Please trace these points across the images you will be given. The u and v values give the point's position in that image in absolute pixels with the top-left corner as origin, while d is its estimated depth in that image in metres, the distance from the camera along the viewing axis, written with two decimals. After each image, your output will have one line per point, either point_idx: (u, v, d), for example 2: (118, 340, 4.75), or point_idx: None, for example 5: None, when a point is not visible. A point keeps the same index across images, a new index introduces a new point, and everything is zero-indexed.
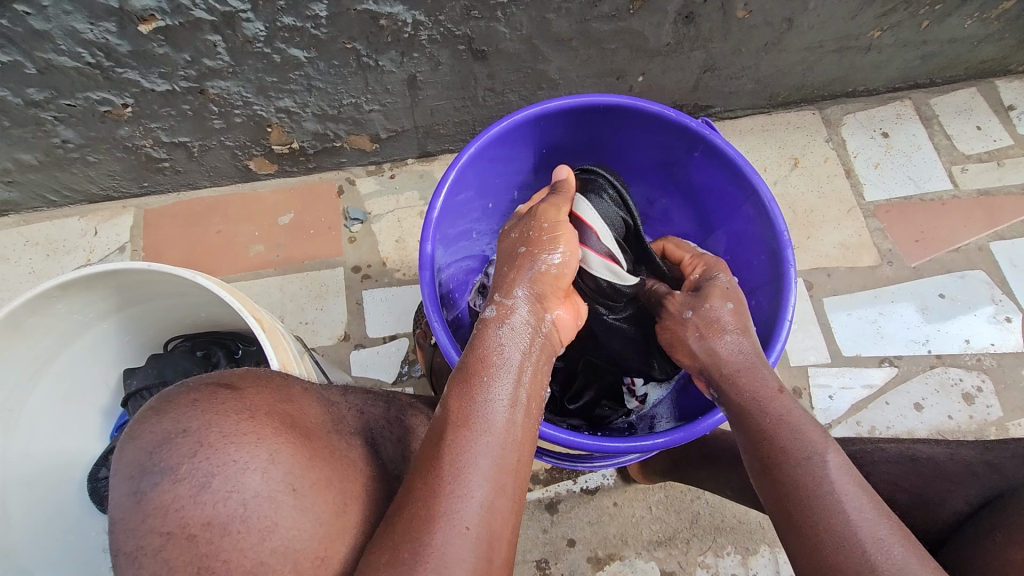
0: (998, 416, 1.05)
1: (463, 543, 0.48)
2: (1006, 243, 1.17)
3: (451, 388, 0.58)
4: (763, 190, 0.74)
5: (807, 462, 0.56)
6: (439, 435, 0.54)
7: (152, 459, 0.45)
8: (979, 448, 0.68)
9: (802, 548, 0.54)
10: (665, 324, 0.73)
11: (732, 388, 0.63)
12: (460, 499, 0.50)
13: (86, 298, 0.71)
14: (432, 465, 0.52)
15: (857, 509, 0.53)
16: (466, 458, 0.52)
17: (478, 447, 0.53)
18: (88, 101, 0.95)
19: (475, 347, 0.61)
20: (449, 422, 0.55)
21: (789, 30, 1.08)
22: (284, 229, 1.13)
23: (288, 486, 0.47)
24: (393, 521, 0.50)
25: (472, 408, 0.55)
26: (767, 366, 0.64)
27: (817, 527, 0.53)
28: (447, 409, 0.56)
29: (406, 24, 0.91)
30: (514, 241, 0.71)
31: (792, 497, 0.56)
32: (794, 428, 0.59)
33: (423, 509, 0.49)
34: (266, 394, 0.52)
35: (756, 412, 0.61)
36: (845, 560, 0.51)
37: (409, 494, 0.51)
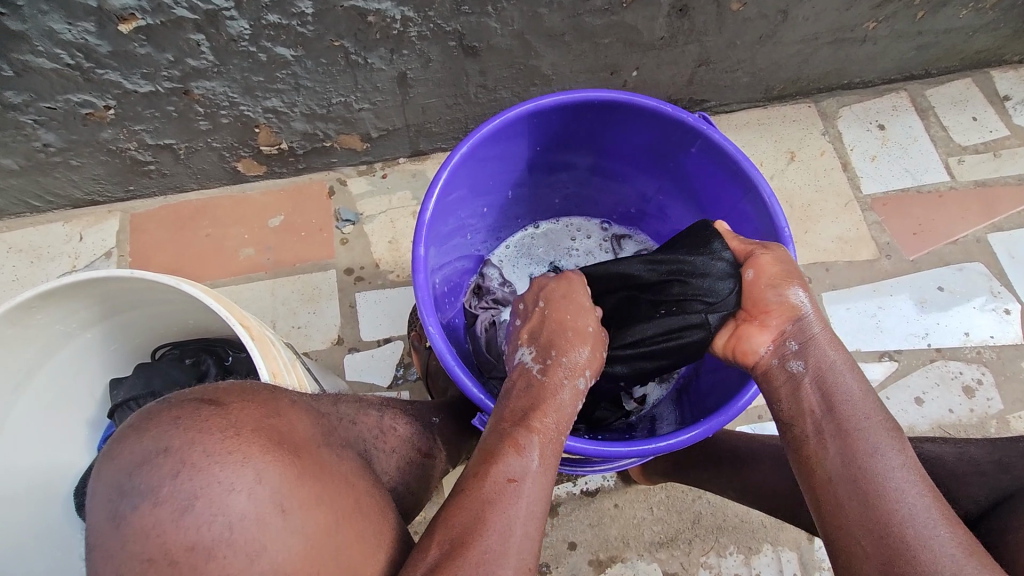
0: (999, 409, 1.05)
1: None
2: (1004, 235, 1.16)
3: (528, 422, 0.58)
4: (762, 185, 0.73)
5: (885, 436, 0.57)
6: (512, 470, 0.56)
7: (131, 481, 0.43)
8: (986, 445, 0.67)
9: (860, 520, 0.54)
10: (778, 261, 0.65)
11: (819, 360, 0.62)
12: (529, 540, 0.53)
13: (68, 307, 0.69)
14: (505, 500, 0.54)
15: (926, 490, 0.55)
16: (534, 500, 0.55)
17: (545, 491, 0.56)
18: (69, 103, 0.92)
19: (546, 388, 0.62)
20: (521, 456, 0.56)
21: (784, 23, 1.07)
22: (275, 231, 1.11)
23: (276, 506, 0.45)
24: (460, 549, 0.51)
25: (544, 450, 0.58)
26: (841, 346, 0.64)
27: (889, 495, 0.54)
28: (523, 449, 0.57)
29: (395, 21, 0.89)
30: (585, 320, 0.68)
31: (867, 466, 0.56)
32: (868, 406, 0.59)
33: (496, 546, 0.52)
34: (252, 408, 0.50)
35: (842, 386, 0.61)
36: (914, 532, 0.52)
37: (477, 527, 0.52)
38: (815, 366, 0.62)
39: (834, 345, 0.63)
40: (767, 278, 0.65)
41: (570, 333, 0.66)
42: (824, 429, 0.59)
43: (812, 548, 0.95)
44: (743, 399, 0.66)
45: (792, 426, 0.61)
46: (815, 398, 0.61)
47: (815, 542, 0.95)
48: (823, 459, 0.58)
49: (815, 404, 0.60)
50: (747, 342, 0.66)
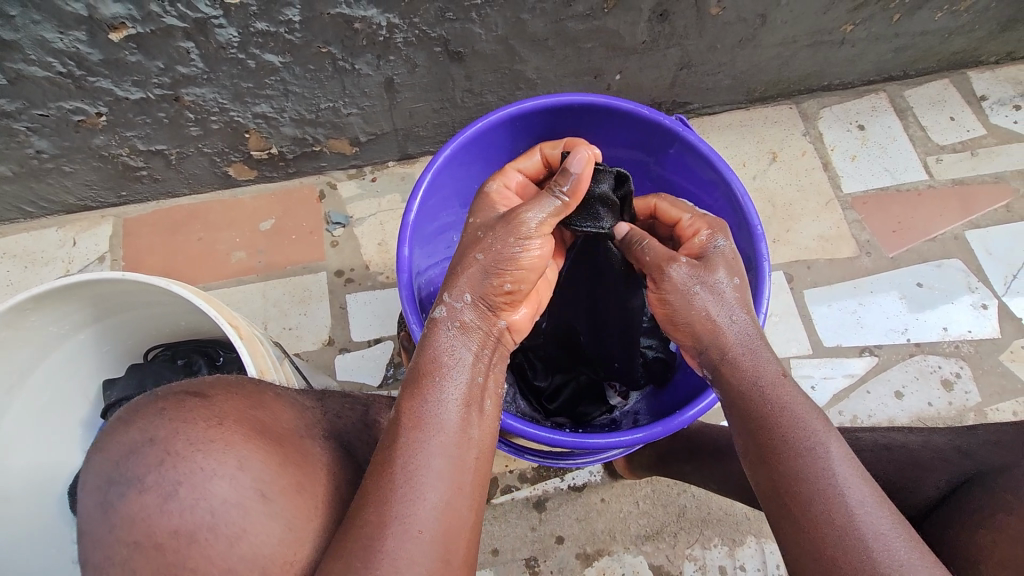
0: (977, 401, 1.07)
1: (420, 546, 0.48)
2: (981, 232, 1.19)
3: (404, 384, 0.57)
4: (736, 186, 0.75)
5: (811, 452, 0.56)
6: (390, 438, 0.54)
7: (119, 469, 0.45)
8: (950, 433, 0.68)
9: (799, 538, 0.54)
10: (670, 300, 0.65)
11: (738, 371, 0.61)
12: (411, 504, 0.50)
13: (61, 309, 0.70)
14: (383, 468, 0.52)
15: (861, 501, 0.53)
16: (414, 459, 0.52)
17: (430, 446, 0.53)
18: (62, 110, 0.94)
19: (421, 342, 0.59)
20: (397, 422, 0.54)
21: (762, 26, 1.09)
22: (266, 234, 1.13)
23: (257, 492, 0.47)
24: (344, 531, 0.49)
25: (421, 406, 0.55)
26: (764, 350, 0.62)
27: (817, 517, 0.53)
28: (400, 412, 0.55)
29: (380, 27, 0.91)
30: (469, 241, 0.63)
31: (793, 484, 0.55)
32: (796, 415, 0.58)
33: (374, 518, 0.49)
34: (236, 400, 0.52)
35: (763, 401, 0.59)
36: (856, 549, 0.51)
37: (359, 504, 0.50)
38: (733, 381, 0.61)
39: (740, 356, 0.61)
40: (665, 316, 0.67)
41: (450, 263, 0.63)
42: (752, 452, 0.59)
43: None
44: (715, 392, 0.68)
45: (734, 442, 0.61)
46: (741, 413, 0.60)
47: None
48: (757, 481, 0.58)
49: (740, 417, 0.60)
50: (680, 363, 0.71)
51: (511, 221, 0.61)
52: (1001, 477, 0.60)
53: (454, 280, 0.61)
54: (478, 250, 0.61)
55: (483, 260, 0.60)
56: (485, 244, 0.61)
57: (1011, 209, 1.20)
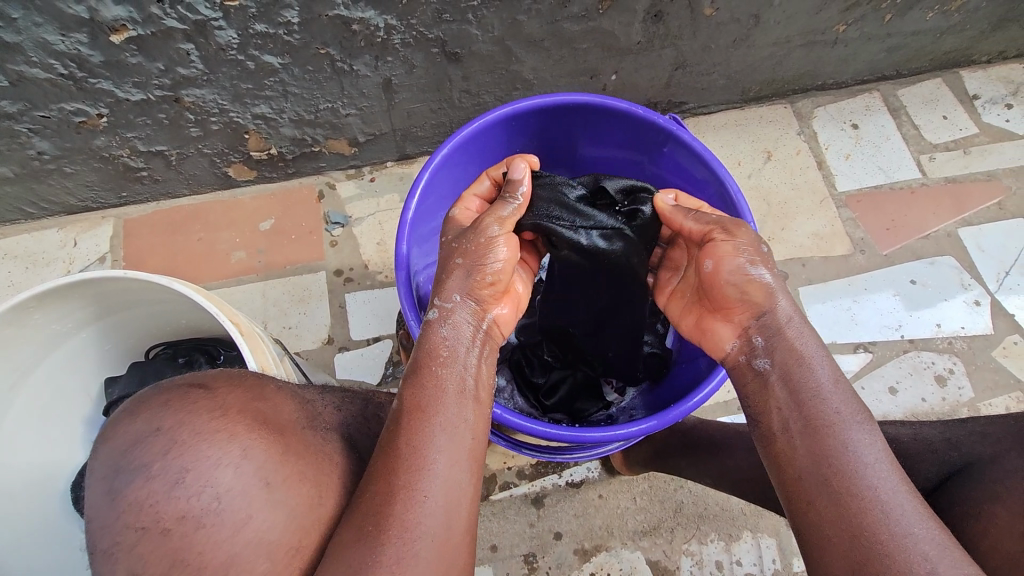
0: (970, 397, 1.08)
1: (424, 517, 0.49)
2: (974, 229, 1.20)
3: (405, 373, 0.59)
4: (730, 184, 0.76)
5: (853, 429, 0.58)
6: (392, 421, 0.55)
7: (126, 458, 0.46)
8: (939, 425, 0.70)
9: (833, 515, 0.55)
10: (737, 259, 0.65)
11: (781, 354, 0.63)
12: (415, 477, 0.51)
13: (64, 307, 0.71)
14: (387, 447, 0.53)
15: (897, 484, 0.55)
16: (415, 436, 0.53)
17: (429, 425, 0.54)
18: (63, 112, 0.95)
19: (418, 338, 0.61)
20: (400, 408, 0.56)
21: (756, 27, 1.11)
22: (265, 234, 1.14)
23: (262, 480, 0.48)
24: (357, 502, 0.51)
25: (420, 391, 0.56)
26: (806, 330, 0.64)
27: (865, 491, 0.54)
28: (400, 399, 0.56)
29: (378, 29, 0.92)
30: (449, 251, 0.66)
31: (840, 459, 0.56)
32: (841, 398, 0.60)
33: (382, 490, 0.50)
34: (239, 392, 0.53)
35: (808, 379, 0.61)
36: (890, 529, 0.52)
37: (368, 479, 0.52)
38: (782, 363, 0.62)
39: (794, 332, 0.63)
40: (725, 279, 0.66)
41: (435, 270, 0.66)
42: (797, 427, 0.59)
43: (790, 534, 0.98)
44: (709, 386, 0.69)
45: (761, 423, 0.62)
46: (781, 395, 0.61)
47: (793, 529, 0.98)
48: (794, 456, 0.59)
49: (781, 399, 0.61)
50: (715, 339, 0.69)
51: (476, 227, 0.66)
52: (988, 467, 0.61)
53: (444, 283, 0.63)
54: (458, 255, 0.64)
55: (463, 262, 0.64)
56: (462, 250, 0.64)
57: (1003, 206, 1.21)
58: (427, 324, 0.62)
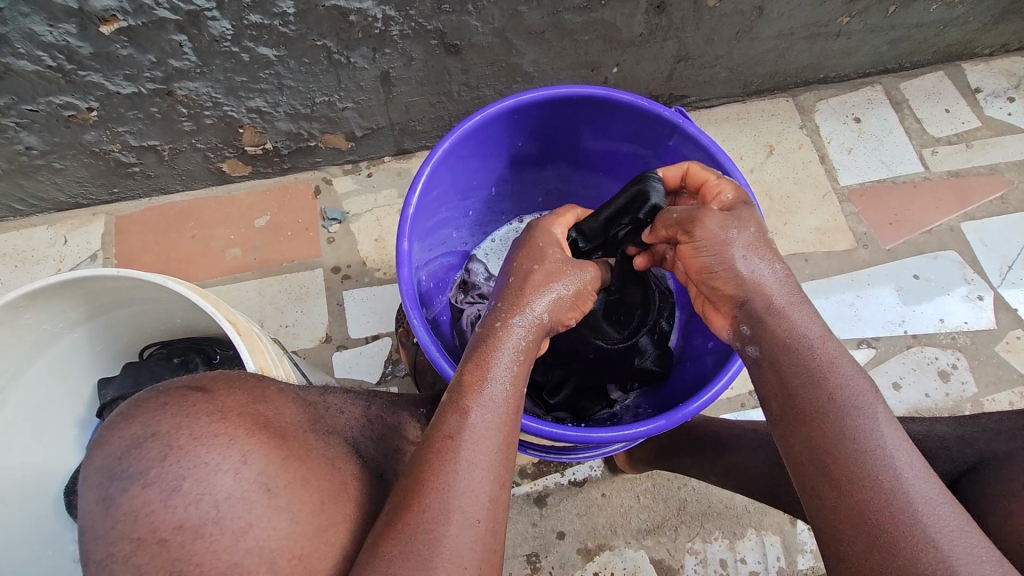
0: (973, 392, 1.08)
1: (475, 535, 0.50)
2: (977, 223, 1.19)
3: (463, 379, 0.57)
4: (737, 178, 0.75)
5: (855, 415, 0.55)
6: (448, 431, 0.54)
7: (121, 465, 0.44)
8: (952, 423, 0.69)
9: (841, 503, 0.52)
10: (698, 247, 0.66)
11: (775, 335, 0.60)
12: (473, 494, 0.51)
13: (55, 307, 0.69)
14: (445, 458, 0.53)
15: (907, 466, 0.52)
16: (475, 453, 0.53)
17: (489, 445, 0.54)
18: (51, 105, 0.92)
19: (486, 340, 0.60)
20: (460, 414, 0.55)
21: (759, 18, 1.09)
22: (260, 231, 1.12)
23: (262, 486, 0.46)
24: (404, 511, 0.50)
25: (483, 403, 0.56)
26: (798, 315, 0.61)
27: (870, 477, 0.52)
28: (460, 406, 0.56)
29: (376, 20, 0.90)
30: (552, 268, 0.67)
31: (841, 445, 0.54)
32: (843, 378, 0.57)
33: (436, 504, 0.50)
34: (238, 394, 0.51)
35: (808, 364, 0.58)
36: (905, 516, 0.50)
37: (420, 486, 0.51)
38: (769, 354, 0.60)
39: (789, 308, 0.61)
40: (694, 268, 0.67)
41: (534, 276, 0.65)
42: (786, 416, 0.58)
43: (795, 532, 0.97)
44: (721, 382, 0.67)
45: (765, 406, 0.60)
46: (773, 381, 0.60)
47: (798, 526, 0.97)
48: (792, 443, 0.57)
49: (773, 388, 0.59)
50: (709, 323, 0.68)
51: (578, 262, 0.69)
52: (1004, 466, 0.60)
53: (540, 295, 0.64)
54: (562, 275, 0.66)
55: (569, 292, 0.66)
56: (568, 276, 0.67)
57: (1006, 200, 1.21)
58: (502, 326, 0.61)
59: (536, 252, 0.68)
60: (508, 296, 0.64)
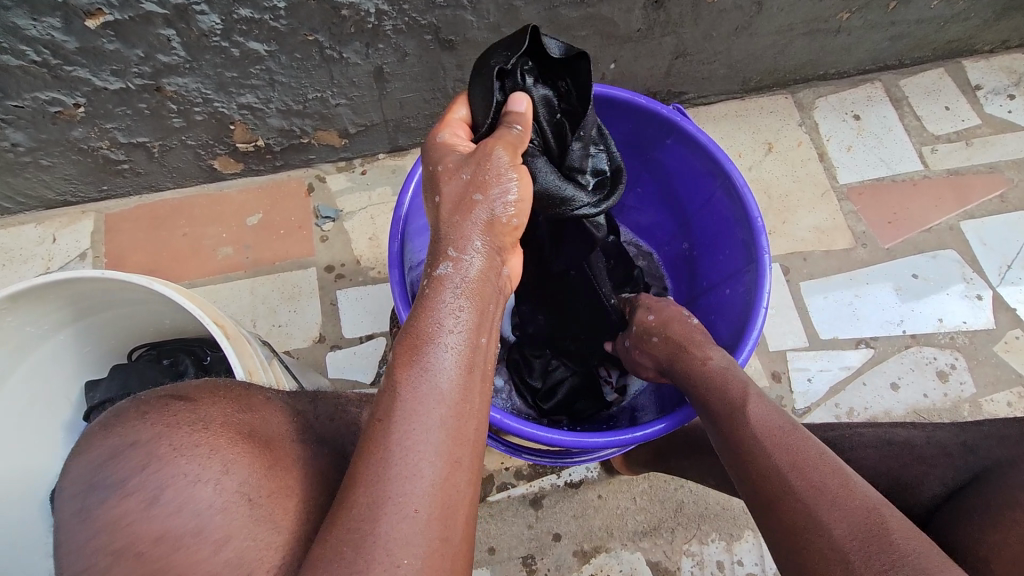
0: (972, 392, 1.07)
1: (416, 525, 0.42)
2: (976, 222, 1.18)
3: (397, 350, 0.50)
4: (735, 176, 0.73)
5: (733, 414, 0.59)
6: (381, 408, 0.47)
7: (99, 474, 0.42)
8: (953, 427, 0.68)
9: (752, 498, 0.55)
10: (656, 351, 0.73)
11: (683, 366, 0.68)
12: (410, 478, 0.44)
13: (38, 309, 0.67)
14: (375, 443, 0.45)
15: (783, 444, 0.54)
16: (414, 428, 0.46)
17: (429, 417, 0.46)
18: (37, 101, 0.90)
19: (421, 303, 0.52)
20: (391, 390, 0.48)
21: (758, 14, 1.08)
22: (252, 229, 1.10)
23: (244, 496, 0.45)
24: (338, 503, 0.44)
25: (416, 373, 0.48)
26: (691, 353, 0.69)
27: (754, 465, 0.55)
28: (391, 381, 0.48)
29: (369, 14, 0.88)
30: (461, 185, 0.57)
31: (731, 452, 0.57)
32: (724, 383, 0.63)
33: (365, 497, 0.43)
34: (223, 403, 0.50)
35: (698, 379, 0.65)
36: (789, 490, 0.51)
37: (350, 479, 0.44)
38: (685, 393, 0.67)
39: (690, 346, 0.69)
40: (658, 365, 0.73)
41: (445, 210, 0.56)
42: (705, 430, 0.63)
43: None
44: None
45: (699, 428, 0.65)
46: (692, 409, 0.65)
47: None
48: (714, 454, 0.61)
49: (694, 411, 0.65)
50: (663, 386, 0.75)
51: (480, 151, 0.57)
52: (1006, 473, 0.59)
53: (460, 233, 0.55)
54: (478, 191, 0.56)
55: (482, 202, 0.56)
56: (481, 185, 0.56)
57: (1005, 198, 1.20)
58: (434, 281, 0.53)
59: (442, 176, 0.58)
60: (436, 244, 0.56)
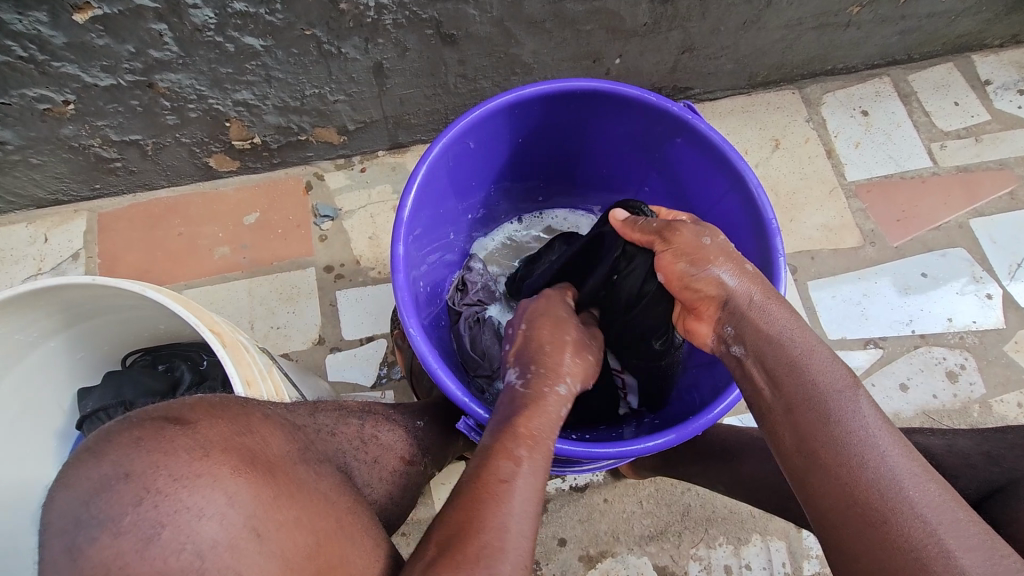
0: (982, 393, 1.05)
1: (524, 572, 0.50)
2: (986, 220, 1.16)
3: (515, 431, 0.58)
4: (748, 175, 0.71)
5: (838, 400, 0.52)
6: (501, 471, 0.54)
7: (90, 510, 0.40)
8: (973, 436, 0.67)
9: (833, 493, 0.50)
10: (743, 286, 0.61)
11: (759, 329, 0.59)
12: (523, 536, 0.51)
13: (28, 316, 0.65)
14: (499, 500, 0.53)
15: (889, 445, 0.50)
16: (528, 500, 0.53)
17: (538, 492, 0.55)
18: (25, 98, 0.88)
19: (528, 402, 0.61)
20: (511, 462, 0.55)
21: (768, 8, 1.05)
22: (249, 229, 1.07)
23: (251, 531, 0.43)
24: (459, 543, 0.50)
25: (534, 456, 0.56)
26: (775, 314, 0.59)
27: (853, 462, 0.50)
28: (507, 452, 0.56)
29: (369, 8, 0.85)
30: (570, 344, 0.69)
31: (819, 446, 0.52)
32: (820, 367, 0.55)
33: (494, 540, 0.50)
34: (220, 426, 0.48)
35: (785, 350, 0.57)
36: (896, 495, 0.48)
37: (472, 523, 0.51)
38: (754, 350, 0.58)
39: (767, 305, 0.60)
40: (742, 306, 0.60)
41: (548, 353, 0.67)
42: (778, 407, 0.55)
43: (800, 537, 0.95)
44: (730, 398, 0.64)
45: (759, 402, 0.58)
46: (760, 379, 0.57)
47: (804, 531, 0.95)
48: (781, 435, 0.55)
49: (760, 383, 0.57)
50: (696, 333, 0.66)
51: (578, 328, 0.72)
52: None
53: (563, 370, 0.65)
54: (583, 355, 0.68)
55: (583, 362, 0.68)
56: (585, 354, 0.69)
57: (1015, 195, 1.18)
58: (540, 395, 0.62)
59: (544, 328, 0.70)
60: (541, 370, 0.64)
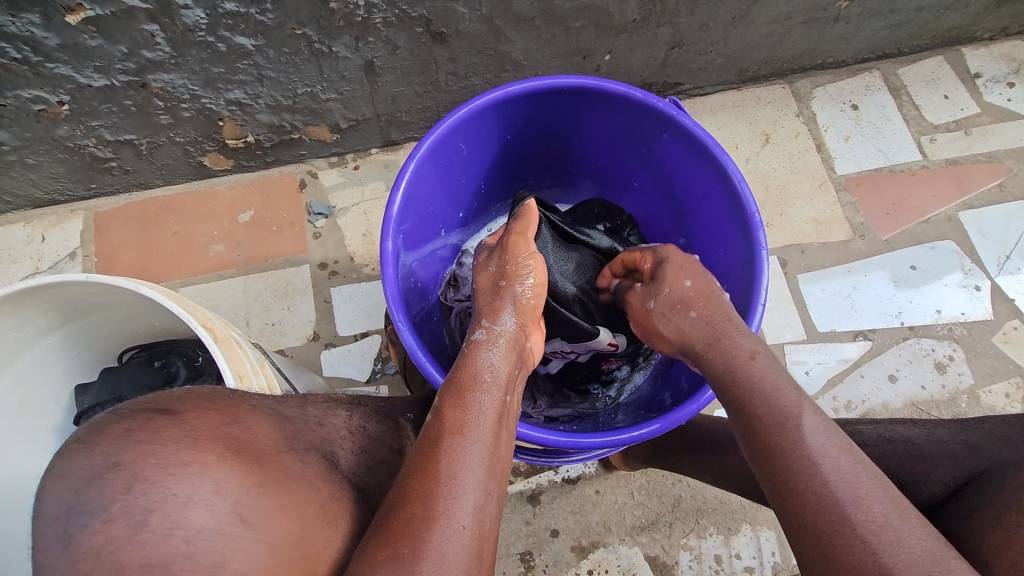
0: (969, 383, 1.07)
1: (459, 540, 0.49)
2: (975, 212, 1.17)
3: (446, 392, 0.59)
4: (731, 169, 0.72)
5: (783, 428, 0.53)
6: (428, 439, 0.55)
7: (81, 498, 0.41)
8: (956, 426, 0.68)
9: (792, 523, 0.50)
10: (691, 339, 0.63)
11: (708, 364, 0.61)
12: (455, 500, 0.51)
13: (24, 314, 0.66)
14: (426, 468, 0.53)
15: (841, 475, 0.50)
16: (461, 462, 0.53)
17: (473, 453, 0.54)
18: (20, 100, 0.89)
19: (462, 360, 0.62)
20: (442, 429, 0.56)
21: (756, 3, 1.06)
22: (244, 227, 1.08)
23: (237, 517, 0.45)
24: (389, 516, 0.51)
25: (465, 415, 0.56)
26: (741, 333, 0.61)
27: (809, 492, 0.50)
28: (440, 417, 0.57)
29: (358, 7, 0.86)
30: (493, 275, 0.69)
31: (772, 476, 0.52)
32: (768, 394, 0.55)
33: (422, 510, 0.50)
34: (209, 417, 0.49)
35: (733, 374, 0.58)
36: (851, 523, 0.47)
37: (404, 496, 0.52)
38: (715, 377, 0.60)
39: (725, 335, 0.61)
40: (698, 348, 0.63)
41: (479, 293, 0.69)
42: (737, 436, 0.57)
43: None
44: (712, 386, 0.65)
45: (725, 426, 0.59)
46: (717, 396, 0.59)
47: None
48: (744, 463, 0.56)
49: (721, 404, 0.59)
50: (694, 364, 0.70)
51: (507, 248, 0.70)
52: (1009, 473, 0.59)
53: (496, 310, 0.66)
54: (504, 278, 0.68)
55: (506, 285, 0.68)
56: (505, 272, 0.69)
57: (1004, 188, 1.19)
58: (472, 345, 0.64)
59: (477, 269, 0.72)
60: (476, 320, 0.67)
